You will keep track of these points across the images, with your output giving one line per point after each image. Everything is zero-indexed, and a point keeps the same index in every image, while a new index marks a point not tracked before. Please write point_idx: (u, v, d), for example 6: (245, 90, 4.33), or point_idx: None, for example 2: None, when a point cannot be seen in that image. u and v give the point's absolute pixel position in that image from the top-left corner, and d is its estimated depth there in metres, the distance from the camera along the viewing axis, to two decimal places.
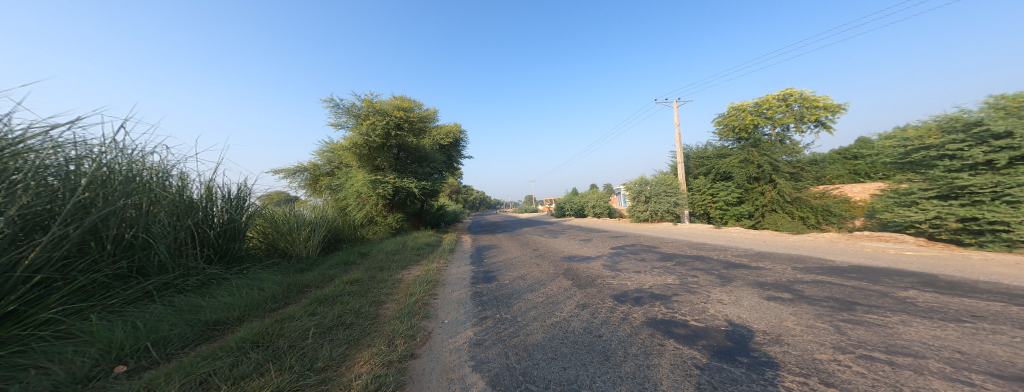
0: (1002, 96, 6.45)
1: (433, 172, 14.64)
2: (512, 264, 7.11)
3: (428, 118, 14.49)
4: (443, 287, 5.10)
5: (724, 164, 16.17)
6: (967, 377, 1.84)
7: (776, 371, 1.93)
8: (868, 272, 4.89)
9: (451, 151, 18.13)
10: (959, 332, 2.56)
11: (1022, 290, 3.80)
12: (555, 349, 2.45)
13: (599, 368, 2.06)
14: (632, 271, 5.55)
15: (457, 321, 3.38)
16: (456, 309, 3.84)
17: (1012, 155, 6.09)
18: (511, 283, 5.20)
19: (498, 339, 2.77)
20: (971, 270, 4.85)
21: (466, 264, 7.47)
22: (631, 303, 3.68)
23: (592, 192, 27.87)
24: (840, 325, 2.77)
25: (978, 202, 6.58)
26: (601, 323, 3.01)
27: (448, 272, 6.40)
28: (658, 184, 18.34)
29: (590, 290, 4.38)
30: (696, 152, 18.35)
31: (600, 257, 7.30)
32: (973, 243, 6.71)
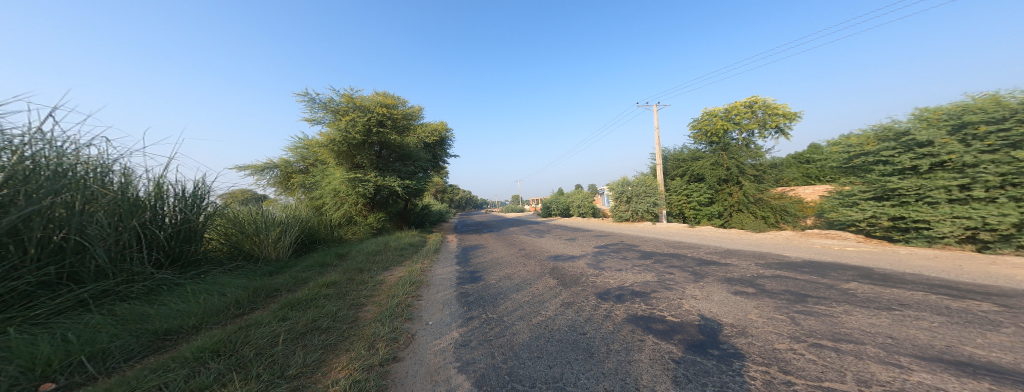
0: (925, 109, 7.29)
1: (417, 170, 14.30)
2: (500, 264, 7.11)
3: (412, 116, 14.09)
4: (427, 288, 4.99)
5: (698, 166, 16.98)
6: (897, 360, 2.08)
7: (742, 362, 2.07)
8: (819, 266, 5.35)
9: (436, 149, 17.80)
10: (890, 319, 2.88)
11: (941, 280, 4.33)
12: (540, 348, 2.48)
13: (583, 366, 2.10)
14: (613, 269, 5.71)
15: (442, 322, 3.32)
16: (441, 310, 3.79)
17: (933, 162, 6.91)
18: (497, 283, 5.19)
19: (483, 339, 2.75)
20: (903, 263, 5.48)
21: (451, 264, 7.37)
22: (613, 300, 3.79)
23: (577, 192, 28.34)
24: (795, 316, 3.02)
25: (906, 203, 7.43)
26: (585, 321, 3.08)
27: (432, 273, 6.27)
28: (639, 183, 18.45)
29: (575, 288, 4.48)
30: (672, 155, 19.16)
31: (584, 255, 7.46)
32: (901, 239, 7.59)
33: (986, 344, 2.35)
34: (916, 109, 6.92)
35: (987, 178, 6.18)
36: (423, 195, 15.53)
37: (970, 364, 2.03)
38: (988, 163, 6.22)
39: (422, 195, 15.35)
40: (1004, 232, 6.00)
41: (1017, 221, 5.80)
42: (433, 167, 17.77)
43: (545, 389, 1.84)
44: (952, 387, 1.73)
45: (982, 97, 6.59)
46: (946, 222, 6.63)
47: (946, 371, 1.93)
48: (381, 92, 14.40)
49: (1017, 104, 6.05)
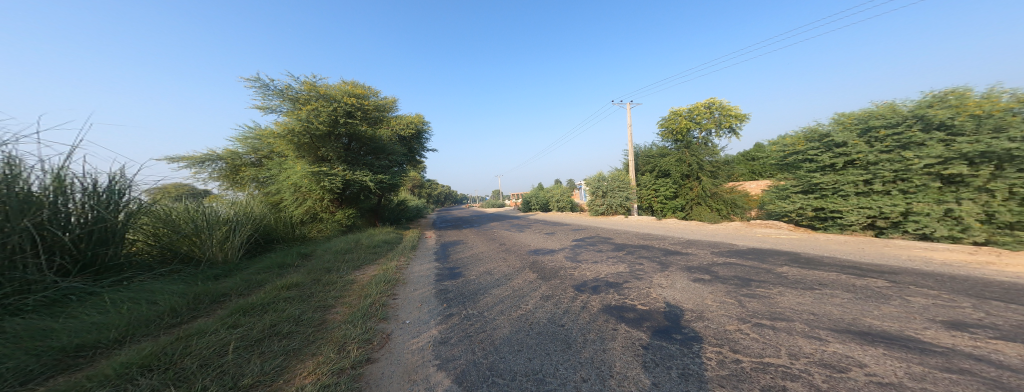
0: (843, 114, 8.44)
1: (390, 165, 13.57)
2: (478, 259, 7.06)
3: (382, 107, 13.30)
4: (404, 286, 4.81)
5: (664, 163, 18.15)
6: (818, 333, 2.43)
7: (701, 344, 2.28)
8: (760, 253, 6.04)
9: (412, 143, 17.11)
10: (813, 298, 3.35)
11: (852, 262, 5.12)
12: (520, 341, 2.51)
13: (562, 356, 2.18)
14: (589, 262, 5.93)
15: (420, 321, 3.22)
16: (418, 308, 3.69)
17: (847, 160, 8.08)
18: (477, 278, 5.14)
19: (463, 336, 2.73)
20: (825, 248, 6.37)
21: (427, 261, 7.16)
22: (589, 292, 3.95)
23: (555, 187, 28.85)
24: (742, 299, 3.39)
25: (825, 195, 8.63)
26: (563, 313, 3.19)
27: (408, 270, 6.07)
28: (612, 179, 19.27)
29: (553, 281, 4.59)
30: (642, 151, 20.21)
31: (562, 249, 7.66)
32: (821, 227, 8.82)
33: (881, 315, 2.83)
34: (836, 115, 7.98)
35: (883, 174, 7.37)
36: (396, 190, 14.83)
37: (869, 333, 2.44)
38: (885, 162, 7.39)
39: (397, 190, 14.67)
40: (894, 219, 7.22)
41: (904, 210, 7.00)
42: (407, 162, 16.89)
43: (525, 381, 1.87)
44: (857, 354, 2.07)
45: (883, 105, 7.76)
46: (854, 212, 7.83)
47: (853, 340, 2.30)
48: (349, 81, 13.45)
49: (907, 112, 7.22)
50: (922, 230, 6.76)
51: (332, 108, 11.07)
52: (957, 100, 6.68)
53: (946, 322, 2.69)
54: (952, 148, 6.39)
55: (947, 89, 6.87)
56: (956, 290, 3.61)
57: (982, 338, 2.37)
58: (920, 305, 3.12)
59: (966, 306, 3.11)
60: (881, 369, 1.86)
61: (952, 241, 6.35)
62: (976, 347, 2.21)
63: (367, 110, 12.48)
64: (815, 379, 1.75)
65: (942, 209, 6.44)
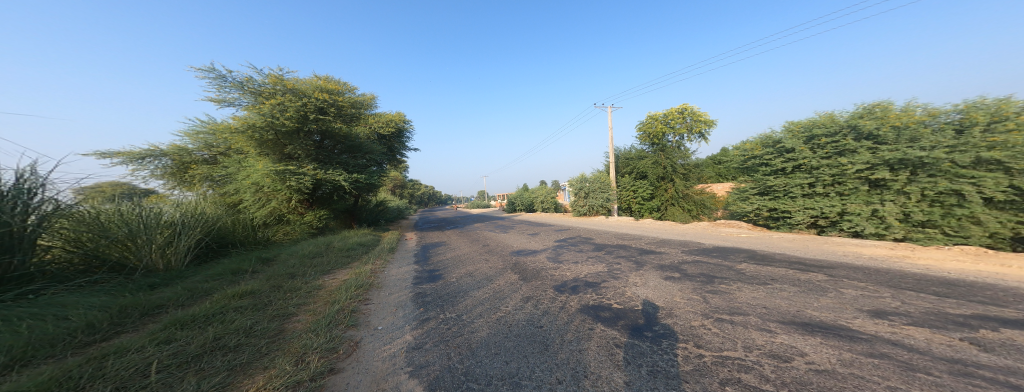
0: (792, 123, 9.30)
1: (368, 164, 12.96)
2: (459, 261, 6.95)
3: (358, 104, 12.68)
4: (378, 291, 4.62)
5: (641, 165, 18.94)
6: (769, 325, 2.64)
7: (669, 341, 2.40)
8: (723, 251, 6.49)
9: (392, 142, 16.55)
10: (768, 292, 3.65)
11: (800, 258, 5.64)
12: (497, 344, 2.50)
13: (539, 358, 2.20)
14: (570, 262, 6.04)
15: (393, 326, 3.10)
16: (393, 313, 3.55)
17: (795, 164, 8.91)
18: (457, 281, 5.03)
19: (439, 340, 2.65)
20: (778, 245, 6.98)
21: (405, 263, 6.93)
22: (568, 292, 4.01)
23: (540, 188, 29.05)
24: (706, 295, 3.61)
25: (778, 197, 9.45)
26: (542, 314, 3.21)
27: (385, 273, 5.83)
28: (595, 180, 19.96)
29: (534, 282, 4.62)
30: (621, 154, 20.94)
31: (545, 250, 7.72)
32: (775, 226, 9.65)
33: (819, 306, 3.16)
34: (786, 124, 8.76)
35: (823, 178, 8.24)
36: (375, 189, 14.16)
37: (811, 323, 2.70)
38: (825, 166, 8.25)
39: (375, 190, 14.09)
40: (833, 219, 8.09)
41: (840, 210, 7.86)
42: (387, 161, 16.25)
43: (501, 385, 1.86)
44: (800, 343, 2.28)
45: (824, 115, 8.65)
46: (800, 212, 8.68)
47: (797, 331, 2.53)
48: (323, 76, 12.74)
49: (842, 122, 8.12)
50: (854, 228, 7.62)
51: (301, 103, 10.36)
52: (882, 112, 7.61)
53: (871, 311, 3.05)
54: (877, 155, 7.27)
55: (875, 103, 7.81)
56: (883, 282, 4.09)
57: (898, 324, 2.70)
58: (851, 297, 3.50)
59: (886, 296, 3.54)
60: (819, 357, 2.07)
61: (878, 238, 7.21)
62: (893, 333, 2.52)
63: (342, 107, 11.79)
64: (765, 370, 1.89)
65: (870, 209, 7.31)
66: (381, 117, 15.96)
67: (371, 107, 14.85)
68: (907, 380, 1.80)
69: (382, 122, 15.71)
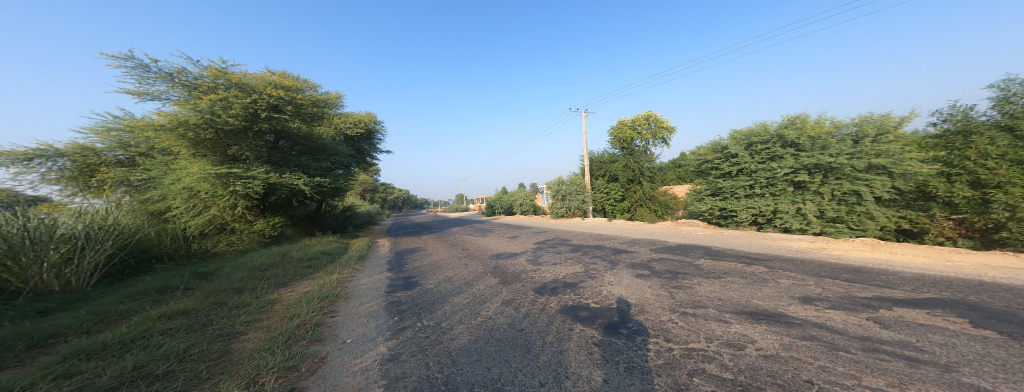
0: (734, 131, 10.31)
1: (332, 167, 12.17)
2: (436, 267, 6.72)
3: (320, 103, 11.84)
4: (346, 302, 4.31)
5: (613, 168, 19.81)
6: (725, 316, 2.88)
7: (643, 337, 2.51)
8: (685, 248, 6.98)
9: (361, 143, 15.65)
10: (727, 284, 3.99)
11: (748, 252, 6.24)
12: (478, 350, 2.45)
13: (521, 362, 2.19)
14: (549, 264, 6.11)
15: (364, 339, 2.90)
16: (364, 324, 3.33)
17: (738, 168, 9.89)
18: (434, 287, 4.86)
19: (416, 350, 2.54)
20: (728, 241, 7.65)
21: (376, 271, 6.55)
22: (548, 294, 4.06)
23: (518, 191, 29.25)
24: (673, 290, 3.85)
25: (725, 197, 10.40)
26: (523, 317, 3.21)
27: (353, 283, 5.47)
28: (571, 184, 21.26)
29: (515, 285, 4.61)
30: (594, 157, 21.74)
31: (523, 252, 7.74)
32: (724, 224, 10.65)
33: (764, 296, 3.51)
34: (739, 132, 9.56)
35: (759, 180, 9.26)
36: (341, 194, 13.35)
37: (760, 312, 2.98)
38: (761, 170, 9.27)
39: (341, 194, 13.23)
40: (768, 217, 9.13)
41: (773, 209, 8.87)
42: (354, 164, 15.38)
43: None
44: (752, 331, 2.52)
45: (757, 125, 9.69)
46: (743, 211, 9.64)
47: (749, 319, 2.79)
48: (280, 72, 11.79)
49: (772, 131, 9.17)
50: (784, 225, 8.63)
51: (251, 100, 9.45)
52: (801, 123, 8.72)
53: (800, 298, 3.46)
54: (799, 161, 8.36)
55: (796, 115, 8.93)
56: (811, 272, 4.64)
57: (823, 308, 3.09)
58: (786, 285, 3.95)
59: (811, 283, 4.03)
60: (766, 343, 2.29)
61: (802, 232, 8.28)
62: (819, 316, 2.88)
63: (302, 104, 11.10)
64: (725, 359, 2.06)
65: (795, 207, 8.36)
66: (348, 117, 15.06)
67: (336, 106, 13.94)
68: (836, 359, 2.05)
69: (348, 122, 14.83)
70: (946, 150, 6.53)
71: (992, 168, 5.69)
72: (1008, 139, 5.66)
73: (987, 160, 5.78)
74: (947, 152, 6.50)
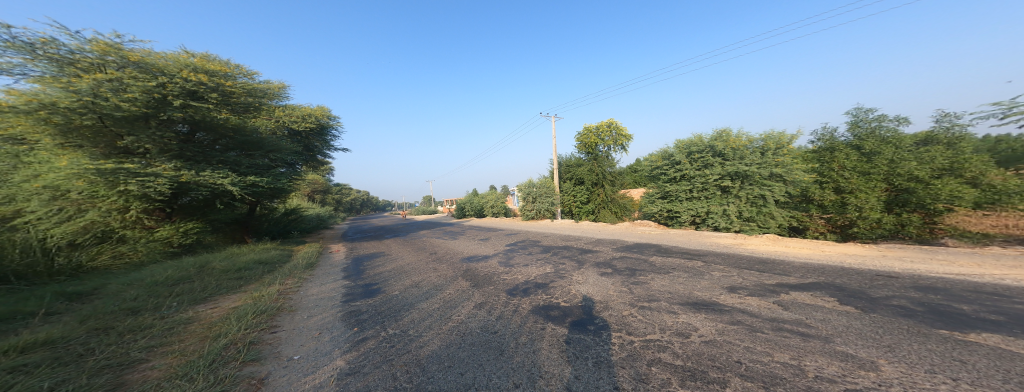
0: (676, 141, 11.44)
1: (270, 165, 11.01)
2: (402, 272, 6.38)
3: (254, 91, 10.53)
4: (296, 314, 3.91)
5: (579, 172, 20.63)
6: (675, 308, 3.15)
7: (608, 332, 2.64)
8: (642, 246, 7.51)
9: (311, 139, 14.26)
10: (679, 279, 4.36)
11: (695, 249, 6.90)
12: (450, 356, 2.36)
13: (495, 365, 2.16)
14: (520, 266, 6.14)
15: (320, 352, 2.65)
16: (315, 338, 3.04)
17: (679, 174, 11.01)
18: (400, 293, 4.63)
19: (380, 361, 2.37)
20: (677, 240, 8.38)
21: (331, 280, 6.02)
22: (520, 295, 4.08)
23: (489, 192, 29.08)
24: (632, 286, 4.12)
25: (668, 200, 11.50)
26: (496, 319, 3.18)
27: (301, 294, 4.96)
28: (541, 186, 21.63)
29: (487, 288, 4.56)
30: (562, 161, 22.44)
31: (495, 255, 7.69)
32: (667, 223, 11.86)
33: (705, 288, 3.90)
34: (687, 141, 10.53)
35: (697, 184, 10.54)
36: (283, 194, 12.17)
37: (703, 303, 3.31)
38: (698, 176, 10.54)
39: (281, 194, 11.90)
40: (700, 217, 10.48)
41: (706, 210, 10.24)
42: (300, 162, 13.94)
43: None
44: (696, 320, 2.78)
45: (692, 138, 10.91)
46: (684, 212, 10.77)
47: (694, 310, 3.09)
48: (203, 55, 10.26)
49: (706, 142, 10.56)
50: (714, 223, 10.04)
51: (157, 83, 8.05)
52: (727, 137, 10.30)
53: (729, 288, 3.91)
54: (726, 168, 9.97)
55: (723, 129, 10.48)
56: (733, 264, 5.30)
57: (744, 296, 3.55)
58: (720, 277, 4.46)
59: (736, 274, 4.61)
60: (708, 330, 2.55)
61: (728, 230, 9.80)
62: (747, 303, 3.29)
63: (231, 92, 9.94)
64: (676, 347, 2.25)
65: (722, 208, 9.88)
66: (293, 110, 13.61)
67: (279, 97, 12.56)
68: (762, 339, 2.36)
69: (291, 115, 13.41)
70: (819, 162, 9.01)
71: (847, 178, 8.20)
72: (857, 155, 8.21)
73: (846, 172, 8.22)
74: (820, 165, 8.95)
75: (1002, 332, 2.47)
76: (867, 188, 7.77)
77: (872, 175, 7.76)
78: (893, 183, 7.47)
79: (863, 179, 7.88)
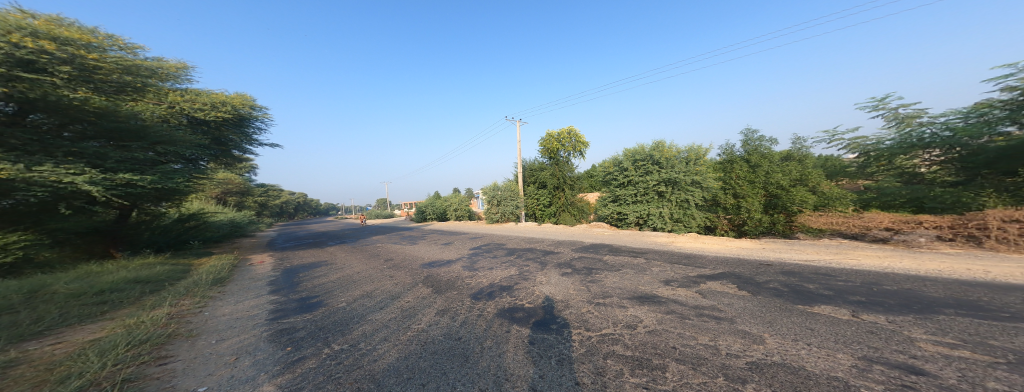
0: (624, 151, 12.33)
1: (152, 160, 8.81)
2: (351, 281, 5.88)
3: (130, 67, 8.53)
4: (220, 336, 3.38)
5: (542, 176, 21.20)
6: (626, 303, 3.39)
7: (570, 330, 2.74)
8: (597, 246, 7.97)
9: (223, 130, 12.11)
10: (632, 275, 4.70)
11: (645, 247, 7.52)
12: (409, 367, 2.23)
13: (460, 372, 2.10)
14: (484, 269, 6.07)
15: (251, 378, 2.32)
16: (228, 366, 2.60)
17: (625, 179, 12.00)
18: (351, 305, 4.27)
19: (326, 381, 2.15)
20: (630, 239, 9.06)
21: (251, 297, 5.22)
22: (485, 298, 4.04)
23: (452, 195, 28.37)
24: (590, 284, 4.34)
25: (614, 203, 12.46)
26: (461, 325, 3.10)
27: (206, 316, 4.18)
28: (505, 189, 21.69)
29: (449, 293, 4.43)
30: (525, 164, 22.85)
31: (459, 259, 7.50)
32: (616, 224, 12.81)
33: (653, 282, 4.26)
34: (638, 150, 11.56)
35: (639, 190, 11.61)
36: (174, 196, 9.91)
37: (651, 296, 3.62)
38: (641, 182, 11.59)
39: (169, 195, 9.53)
40: (640, 220, 11.57)
41: (645, 213, 11.29)
42: (207, 158, 11.70)
43: None
44: (641, 312, 3.03)
45: (636, 148, 11.93)
46: (631, 215, 11.64)
47: (642, 303, 3.37)
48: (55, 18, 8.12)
49: (646, 152, 11.62)
50: (652, 225, 11.10)
51: None
52: (659, 148, 11.51)
53: (671, 281, 4.33)
54: (661, 176, 11.11)
55: (657, 142, 11.66)
56: (671, 260, 5.90)
57: (677, 287, 3.96)
58: (661, 272, 4.92)
59: (672, 269, 5.11)
60: (654, 321, 2.79)
61: (662, 229, 10.97)
62: (685, 293, 3.67)
63: (97, 68, 7.92)
64: (628, 339, 2.42)
65: (657, 212, 11.04)
66: (196, 97, 11.30)
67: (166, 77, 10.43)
68: (699, 325, 2.65)
69: (189, 103, 11.02)
70: (724, 173, 11.02)
71: (740, 185, 10.44)
72: (745, 168, 10.52)
73: (739, 181, 10.51)
74: (723, 175, 11.00)
75: (864, 306, 3.12)
76: (751, 194, 10.16)
77: (756, 184, 10.17)
78: (768, 190, 10.05)
79: (750, 187, 10.23)
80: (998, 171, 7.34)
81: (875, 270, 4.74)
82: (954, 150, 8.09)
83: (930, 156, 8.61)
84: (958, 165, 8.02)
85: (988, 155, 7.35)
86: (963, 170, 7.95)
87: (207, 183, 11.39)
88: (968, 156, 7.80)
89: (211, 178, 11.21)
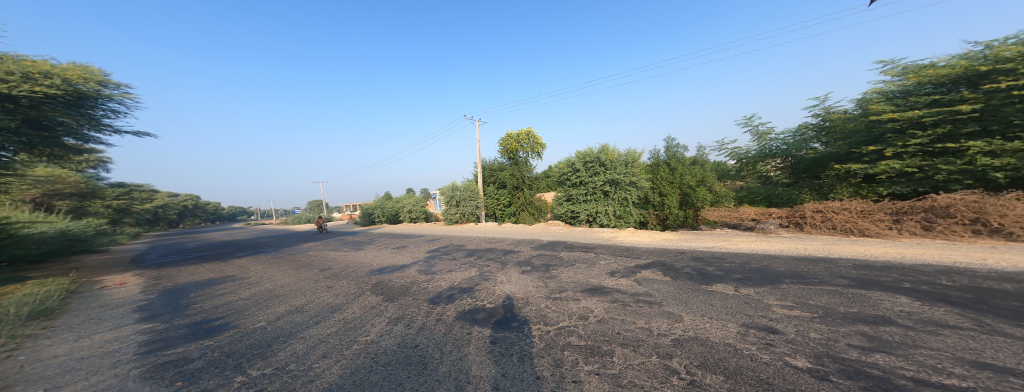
0: (574, 155, 13.02)
1: None
2: (286, 296, 5.22)
3: None
4: (104, 375, 2.71)
5: (502, 175, 21.27)
6: (580, 295, 3.57)
7: (530, 326, 2.80)
8: (554, 244, 8.26)
9: (47, 111, 8.21)
10: (587, 270, 4.96)
11: (598, 242, 8.02)
12: (357, 383, 2.07)
13: (416, 381, 2.01)
14: (443, 272, 5.89)
15: None
16: None
17: (573, 180, 12.76)
18: (287, 321, 3.80)
19: None
20: (584, 236, 9.58)
21: (117, 329, 4.17)
22: (443, 302, 3.92)
23: (407, 195, 26.96)
24: (548, 281, 4.47)
25: (563, 202, 13.24)
26: (417, 332, 2.97)
27: (78, 354, 3.29)
28: (465, 189, 21.25)
29: (404, 300, 4.22)
30: (485, 164, 22.69)
31: (415, 263, 7.16)
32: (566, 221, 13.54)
33: (606, 275, 4.55)
34: (587, 153, 12.41)
35: (586, 190, 12.40)
36: None
37: (604, 288, 3.87)
38: (591, 181, 12.28)
39: None
40: (584, 218, 12.42)
41: (591, 211, 12.13)
42: (17, 148, 7.68)
43: None
44: (592, 303, 3.23)
45: (584, 151, 12.72)
46: (580, 213, 12.42)
47: (594, 294, 3.58)
48: None
49: (591, 155, 12.47)
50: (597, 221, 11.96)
51: None
52: (603, 152, 12.40)
53: (621, 272, 4.67)
54: (606, 177, 11.98)
55: (602, 146, 12.54)
56: (621, 253, 6.35)
57: (624, 278, 4.28)
58: (611, 265, 5.27)
59: (621, 262, 5.51)
60: (606, 311, 2.98)
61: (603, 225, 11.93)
62: (631, 283, 4.00)
63: None
64: (582, 330, 2.55)
65: (598, 209, 11.99)
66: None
67: None
68: (644, 310, 2.90)
69: None
70: (653, 174, 12.14)
71: (663, 185, 11.66)
72: (666, 170, 11.78)
73: (662, 182, 11.70)
74: (652, 176, 12.11)
75: (768, 281, 3.73)
76: (671, 192, 11.42)
77: (676, 184, 11.39)
78: (682, 189, 11.28)
79: (670, 187, 11.50)
80: (810, 176, 10.08)
81: (779, 252, 5.67)
82: (787, 160, 10.84)
83: (774, 164, 11.29)
84: (789, 170, 10.77)
85: (804, 164, 10.09)
86: (792, 175, 10.70)
87: (12, 184, 7.58)
88: (795, 164, 10.51)
89: (21, 177, 7.47)
